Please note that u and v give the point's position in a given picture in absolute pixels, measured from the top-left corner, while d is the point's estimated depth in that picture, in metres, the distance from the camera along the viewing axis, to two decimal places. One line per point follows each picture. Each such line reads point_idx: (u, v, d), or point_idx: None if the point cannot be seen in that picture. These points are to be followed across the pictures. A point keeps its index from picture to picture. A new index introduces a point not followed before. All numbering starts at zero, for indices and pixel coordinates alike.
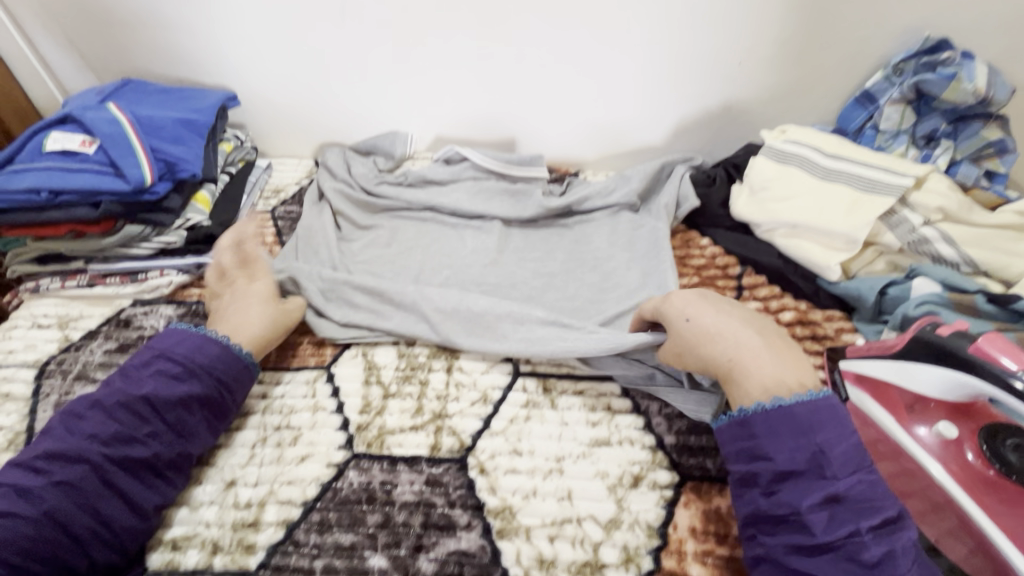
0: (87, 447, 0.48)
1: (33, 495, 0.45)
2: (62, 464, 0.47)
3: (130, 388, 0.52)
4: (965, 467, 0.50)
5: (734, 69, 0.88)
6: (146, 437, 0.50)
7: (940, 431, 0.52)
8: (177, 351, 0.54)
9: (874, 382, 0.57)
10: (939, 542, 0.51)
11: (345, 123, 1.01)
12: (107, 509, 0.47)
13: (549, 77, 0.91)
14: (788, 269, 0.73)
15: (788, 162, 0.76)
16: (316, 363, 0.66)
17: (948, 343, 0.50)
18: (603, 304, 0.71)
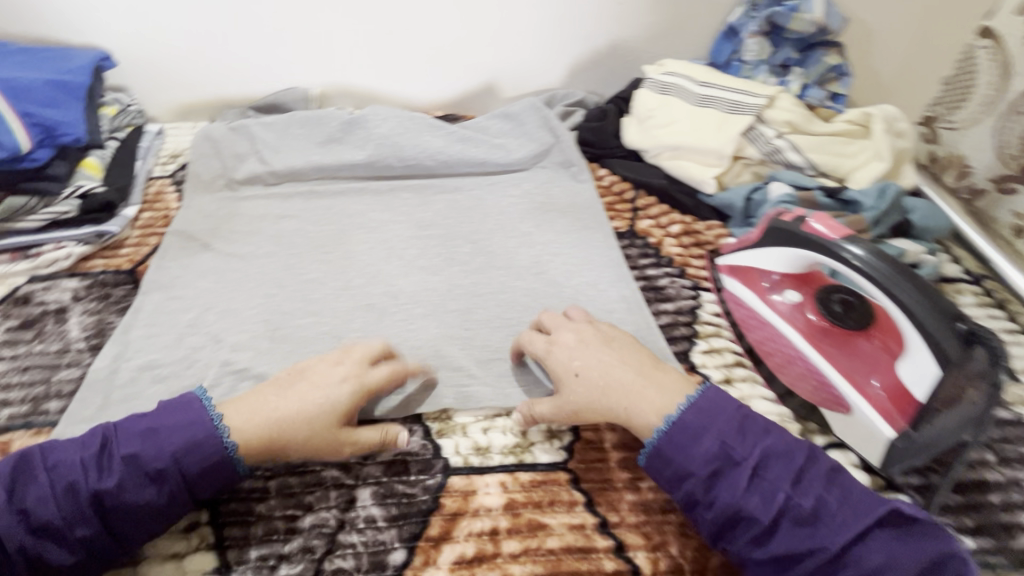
0: (135, 458, 0.46)
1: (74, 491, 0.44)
2: (115, 464, 0.45)
3: (145, 455, 0.46)
4: (808, 324, 0.62)
5: (616, 10, 0.95)
6: (175, 472, 0.46)
7: (789, 298, 0.64)
8: (165, 446, 0.46)
9: (740, 269, 0.68)
10: (792, 386, 0.61)
11: (240, 82, 0.98)
12: (127, 500, 0.45)
13: (444, 21, 0.94)
14: (673, 187, 0.84)
15: (667, 91, 0.85)
16: (245, 314, 0.68)
17: (792, 227, 0.62)
18: (516, 254, 0.77)
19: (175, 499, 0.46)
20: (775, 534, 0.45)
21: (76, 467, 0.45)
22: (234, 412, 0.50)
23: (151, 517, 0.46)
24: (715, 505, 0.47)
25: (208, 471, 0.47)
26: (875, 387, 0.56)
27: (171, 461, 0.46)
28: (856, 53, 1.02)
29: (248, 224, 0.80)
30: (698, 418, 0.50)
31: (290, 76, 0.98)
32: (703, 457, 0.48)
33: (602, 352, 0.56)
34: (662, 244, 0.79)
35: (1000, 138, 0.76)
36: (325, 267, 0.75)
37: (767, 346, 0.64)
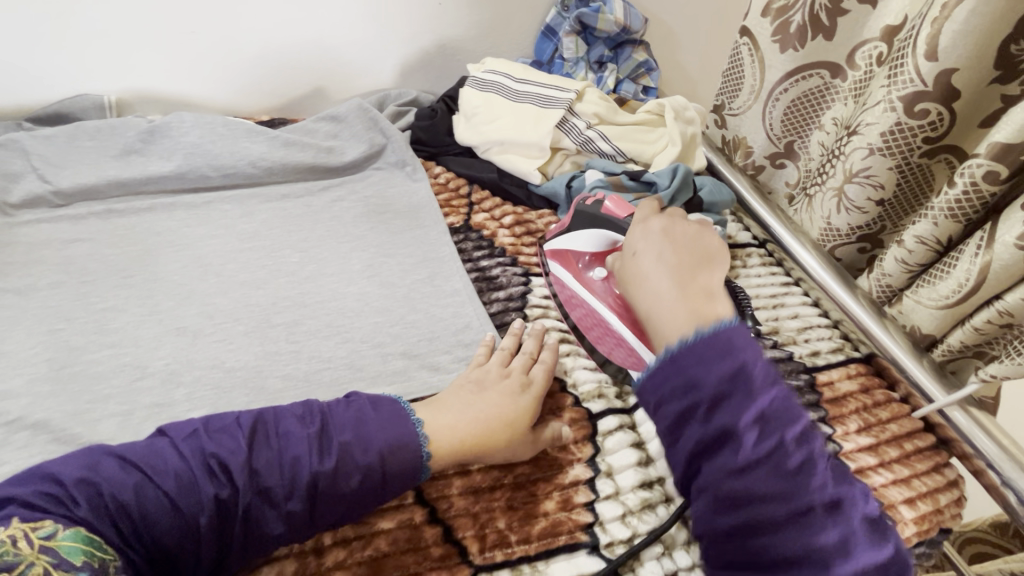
0: (199, 482, 0.45)
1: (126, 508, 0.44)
2: (187, 488, 0.45)
3: (217, 475, 0.46)
4: (613, 296, 0.65)
5: (438, 10, 0.97)
6: (268, 490, 0.47)
7: (600, 273, 0.67)
8: (256, 460, 0.47)
9: (559, 253, 0.71)
10: (610, 355, 0.66)
11: (10, 88, 0.84)
12: (196, 521, 0.45)
13: (256, 21, 0.89)
14: (503, 180, 0.88)
15: (489, 88, 0.89)
16: (21, 355, 0.59)
17: (591, 210, 0.69)
18: (349, 258, 0.76)
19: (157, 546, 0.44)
20: (766, 490, 0.40)
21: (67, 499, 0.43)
22: (262, 446, 0.49)
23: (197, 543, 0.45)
24: (714, 420, 0.42)
25: (272, 501, 0.47)
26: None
27: (161, 501, 0.44)
28: (661, 50, 1.14)
29: (26, 252, 0.70)
30: (727, 343, 0.44)
31: (75, 80, 0.87)
32: (720, 372, 0.42)
33: (656, 256, 0.54)
34: (495, 235, 0.82)
35: (765, 120, 0.88)
36: (126, 290, 0.67)
37: (586, 321, 0.68)
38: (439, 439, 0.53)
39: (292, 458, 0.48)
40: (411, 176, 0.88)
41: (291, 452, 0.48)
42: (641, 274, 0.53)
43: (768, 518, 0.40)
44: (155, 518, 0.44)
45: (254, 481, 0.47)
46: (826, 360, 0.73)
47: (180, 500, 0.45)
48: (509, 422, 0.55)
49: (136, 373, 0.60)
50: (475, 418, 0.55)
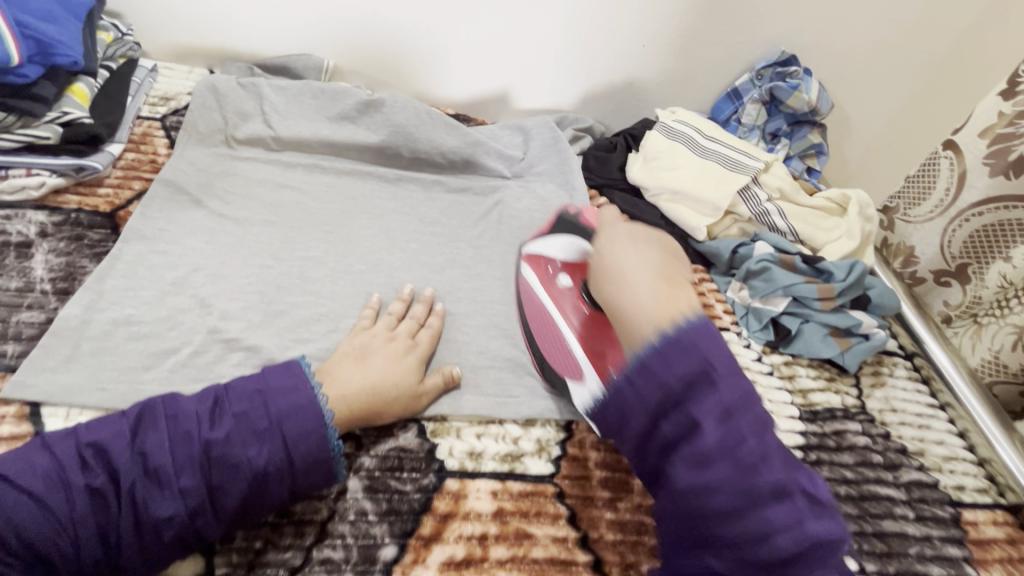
0: (266, 420, 0.48)
1: (190, 438, 0.46)
2: (258, 425, 0.47)
3: (249, 418, 0.48)
4: (573, 307, 0.65)
5: (638, 50, 1.00)
6: (262, 437, 0.47)
7: (564, 281, 0.67)
8: (261, 410, 0.48)
9: (531, 256, 0.71)
10: (565, 374, 0.62)
11: (249, 33, 0.93)
12: (256, 454, 0.46)
13: (476, 25, 0.95)
14: (667, 228, 0.89)
15: (675, 138, 0.91)
16: (236, 280, 0.65)
17: (577, 222, 0.70)
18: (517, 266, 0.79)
19: (275, 457, 0.47)
20: (737, 498, 0.42)
21: (199, 417, 0.47)
22: (227, 404, 0.48)
23: (262, 478, 0.46)
24: (686, 413, 0.44)
25: (265, 452, 0.47)
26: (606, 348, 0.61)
27: (268, 416, 0.48)
28: (833, 135, 1.13)
29: (244, 186, 0.76)
30: (690, 341, 0.47)
31: (304, 39, 0.95)
32: (675, 376, 0.45)
33: (634, 249, 0.57)
34: None
35: (945, 236, 0.87)
36: (324, 244, 0.73)
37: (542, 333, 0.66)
38: (350, 404, 0.53)
39: (278, 402, 0.49)
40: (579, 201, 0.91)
41: (300, 398, 0.50)
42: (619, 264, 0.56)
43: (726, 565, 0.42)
44: (231, 453, 0.46)
45: (325, 399, 0.50)
46: (972, 499, 0.70)
47: (245, 435, 0.47)
48: (396, 389, 0.56)
49: (330, 324, 0.64)
50: (370, 389, 0.55)
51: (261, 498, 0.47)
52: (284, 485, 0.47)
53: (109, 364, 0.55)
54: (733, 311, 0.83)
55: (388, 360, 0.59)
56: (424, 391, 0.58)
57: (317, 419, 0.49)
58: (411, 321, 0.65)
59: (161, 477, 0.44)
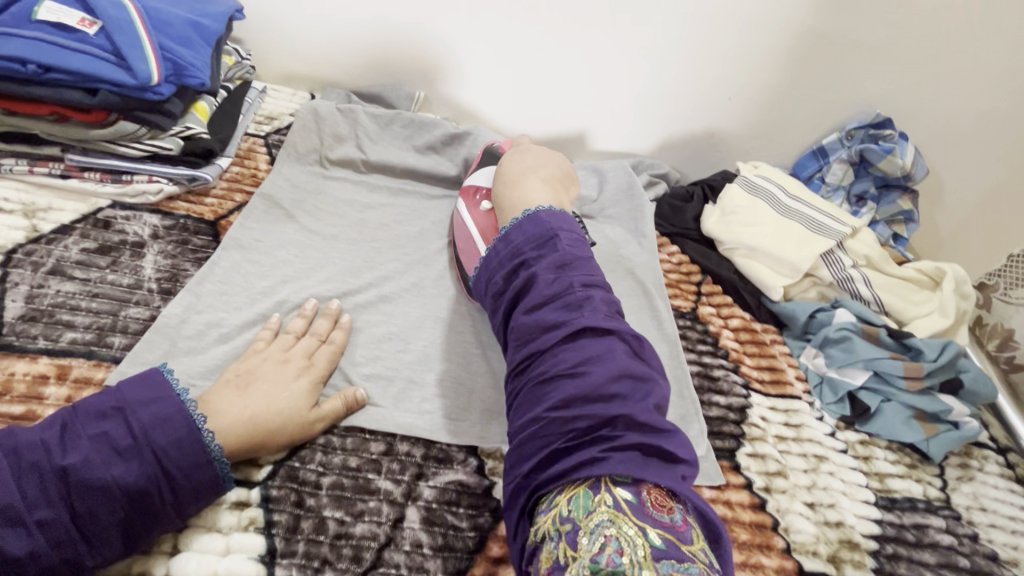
0: (129, 433, 0.46)
1: (46, 473, 0.43)
2: (123, 439, 0.45)
3: (108, 433, 0.45)
4: None
5: (724, 103, 0.99)
6: (127, 454, 0.45)
7: None
8: (121, 428, 0.46)
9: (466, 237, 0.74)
10: None
11: (350, 62, 1.00)
12: (120, 471, 0.44)
13: (564, 67, 0.98)
14: (740, 283, 0.87)
15: (756, 194, 0.89)
16: (317, 294, 0.68)
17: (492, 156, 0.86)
18: None
19: (145, 474, 0.45)
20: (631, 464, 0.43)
21: (43, 442, 0.44)
22: (89, 426, 0.46)
23: (121, 500, 0.44)
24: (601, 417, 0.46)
25: (136, 465, 0.45)
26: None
27: (131, 432, 0.46)
28: (925, 201, 1.07)
29: (332, 204, 0.81)
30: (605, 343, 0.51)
31: (400, 70, 1.00)
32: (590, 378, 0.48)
33: (538, 192, 0.70)
34: (721, 336, 0.81)
35: None
36: (401, 266, 0.75)
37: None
38: (237, 436, 0.50)
39: (138, 418, 0.47)
40: (650, 247, 0.90)
41: (139, 413, 0.47)
42: (526, 203, 0.69)
43: (626, 500, 0.42)
44: (90, 476, 0.43)
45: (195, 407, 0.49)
46: None
47: (108, 456, 0.44)
48: (283, 416, 0.52)
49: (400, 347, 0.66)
50: (252, 417, 0.51)
51: (117, 522, 0.44)
52: (162, 502, 0.45)
53: (196, 363, 0.58)
54: (805, 378, 0.79)
55: (281, 386, 0.55)
56: (318, 418, 0.55)
57: (186, 424, 0.48)
58: (314, 343, 0.61)
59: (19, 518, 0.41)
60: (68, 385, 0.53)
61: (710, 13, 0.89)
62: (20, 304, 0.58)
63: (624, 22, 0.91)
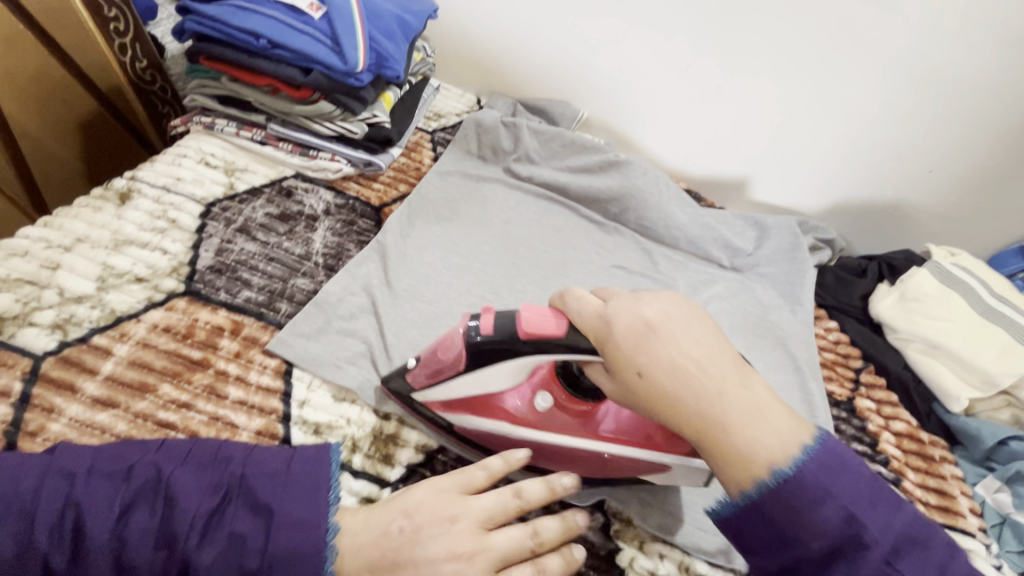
0: (258, 552, 0.39)
1: (174, 552, 0.39)
2: (250, 558, 0.39)
3: (247, 537, 0.40)
4: (532, 412, 0.52)
5: (921, 175, 0.87)
6: (245, 573, 0.39)
7: (536, 402, 0.52)
8: (259, 536, 0.40)
9: (430, 368, 0.52)
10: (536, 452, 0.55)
11: (524, 73, 1.02)
12: None
13: (741, 108, 0.92)
14: (911, 382, 0.76)
15: (952, 285, 0.78)
16: (462, 299, 0.68)
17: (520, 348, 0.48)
18: None
19: None
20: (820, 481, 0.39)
21: (197, 503, 0.40)
22: (236, 512, 0.41)
23: None
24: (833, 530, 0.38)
25: None
26: (612, 413, 0.52)
27: (268, 532, 0.40)
28: None
29: (485, 210, 0.80)
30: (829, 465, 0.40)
31: (569, 88, 1.01)
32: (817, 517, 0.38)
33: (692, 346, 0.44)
34: (879, 438, 0.71)
35: None
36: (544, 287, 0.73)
37: (536, 450, 0.54)
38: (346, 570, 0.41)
39: (279, 536, 0.40)
40: (808, 318, 0.81)
41: (284, 531, 0.40)
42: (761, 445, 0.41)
43: None
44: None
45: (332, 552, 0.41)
46: None
47: (229, 565, 0.39)
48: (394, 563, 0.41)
49: None
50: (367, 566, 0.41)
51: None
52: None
53: (346, 344, 0.60)
54: (980, 513, 0.66)
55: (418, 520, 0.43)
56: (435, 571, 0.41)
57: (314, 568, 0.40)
58: (527, 543, 0.44)
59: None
60: (238, 341, 0.56)
61: (929, 72, 0.78)
62: (210, 255, 0.62)
63: (825, 70, 0.83)
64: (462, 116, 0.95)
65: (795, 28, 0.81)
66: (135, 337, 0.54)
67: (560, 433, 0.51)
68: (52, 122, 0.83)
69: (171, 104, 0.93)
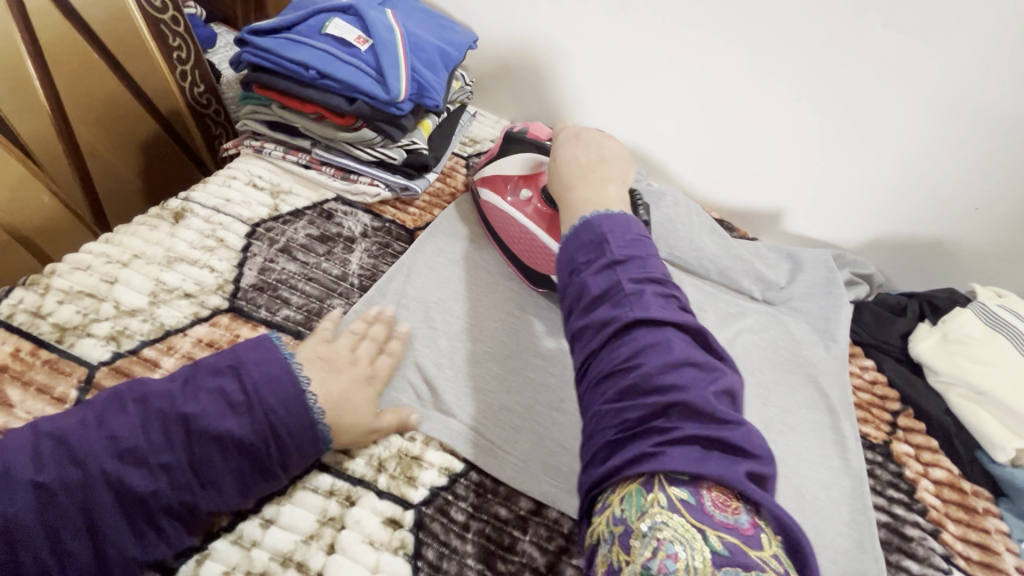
0: (228, 399, 0.46)
1: (167, 419, 0.45)
2: (239, 412, 0.46)
3: (218, 392, 0.47)
4: (534, 210, 0.70)
5: (965, 213, 0.84)
6: (241, 411, 0.46)
7: (524, 194, 0.71)
8: (238, 384, 0.47)
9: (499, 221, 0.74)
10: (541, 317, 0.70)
11: (559, 101, 1.05)
12: (229, 425, 0.45)
13: (776, 139, 0.91)
14: (954, 428, 0.73)
15: (998, 330, 0.74)
16: (490, 323, 0.69)
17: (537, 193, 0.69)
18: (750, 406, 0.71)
19: (255, 430, 0.46)
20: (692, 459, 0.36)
21: (166, 394, 0.46)
22: (193, 392, 0.47)
23: (233, 451, 0.46)
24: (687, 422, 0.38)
25: (240, 430, 0.46)
26: (577, 221, 0.69)
27: (244, 388, 0.47)
28: None
29: None
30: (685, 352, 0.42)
31: (602, 116, 1.02)
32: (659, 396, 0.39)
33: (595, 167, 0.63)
34: (917, 486, 0.68)
35: None
36: None
37: (540, 260, 0.70)
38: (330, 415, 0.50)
39: (247, 383, 0.47)
40: (843, 355, 0.79)
41: (249, 379, 0.48)
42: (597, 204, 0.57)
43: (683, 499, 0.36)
44: (208, 431, 0.45)
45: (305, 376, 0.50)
46: None
47: (222, 412, 0.46)
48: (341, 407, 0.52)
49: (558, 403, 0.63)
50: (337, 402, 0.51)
51: (229, 471, 0.46)
52: (270, 458, 0.47)
53: None
54: None
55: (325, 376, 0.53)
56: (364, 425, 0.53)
57: (298, 393, 0.48)
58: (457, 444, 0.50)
59: (139, 458, 0.43)
60: None
61: (971, 108, 0.77)
62: (254, 274, 0.65)
63: (864, 103, 0.83)
64: (497, 141, 0.98)
65: (833, 62, 0.81)
66: (181, 351, 0.56)
67: (525, 220, 0.71)
68: (119, 143, 0.89)
69: (223, 126, 1.00)
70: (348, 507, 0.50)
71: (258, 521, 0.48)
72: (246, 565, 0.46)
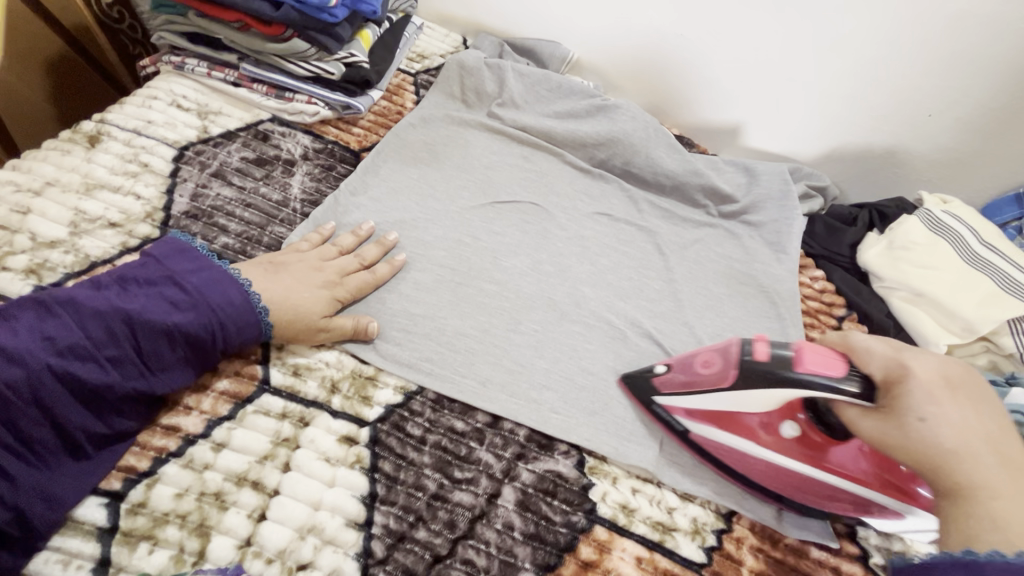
0: (176, 297, 0.48)
1: (101, 316, 0.45)
2: (186, 307, 0.48)
3: (161, 291, 0.48)
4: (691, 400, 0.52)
5: (921, 119, 0.84)
6: (185, 306, 0.48)
7: None
8: (184, 280, 0.49)
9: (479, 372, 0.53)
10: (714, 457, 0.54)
11: (511, 10, 0.97)
12: (178, 318, 0.47)
13: (737, 46, 0.88)
14: (893, 329, 0.76)
15: (941, 234, 0.77)
16: (440, 246, 0.67)
17: None
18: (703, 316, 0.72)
19: (202, 323, 0.48)
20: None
21: (97, 296, 0.46)
22: (125, 291, 0.47)
23: (182, 342, 0.47)
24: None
25: (189, 327, 0.47)
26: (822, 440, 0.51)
27: (183, 288, 0.48)
28: None
29: (467, 153, 0.78)
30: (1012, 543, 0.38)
31: (559, 27, 0.96)
32: None
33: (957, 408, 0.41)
34: None
35: None
36: (526, 233, 0.72)
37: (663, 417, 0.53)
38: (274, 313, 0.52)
39: (185, 283, 0.49)
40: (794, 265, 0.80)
41: (187, 277, 0.49)
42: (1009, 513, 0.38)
43: None
44: (154, 325, 0.46)
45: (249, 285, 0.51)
46: None
47: (165, 306, 0.47)
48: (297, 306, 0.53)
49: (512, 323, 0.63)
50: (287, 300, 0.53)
51: (180, 360, 0.48)
52: (216, 347, 0.49)
53: None
54: None
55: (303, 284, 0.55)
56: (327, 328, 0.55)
57: (238, 290, 0.50)
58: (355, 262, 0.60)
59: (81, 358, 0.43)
60: None
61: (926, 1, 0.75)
62: (185, 200, 0.61)
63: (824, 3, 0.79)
64: (446, 56, 0.91)
65: None
66: None
67: None
68: (20, 62, 0.80)
69: (141, 44, 0.90)
70: (301, 427, 0.50)
71: (209, 445, 0.48)
72: (199, 486, 0.45)
